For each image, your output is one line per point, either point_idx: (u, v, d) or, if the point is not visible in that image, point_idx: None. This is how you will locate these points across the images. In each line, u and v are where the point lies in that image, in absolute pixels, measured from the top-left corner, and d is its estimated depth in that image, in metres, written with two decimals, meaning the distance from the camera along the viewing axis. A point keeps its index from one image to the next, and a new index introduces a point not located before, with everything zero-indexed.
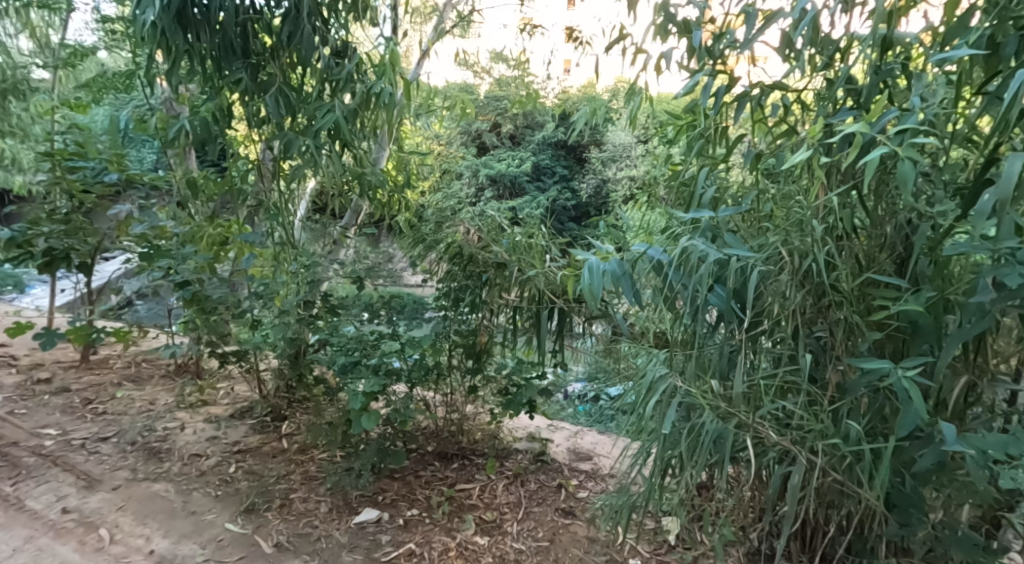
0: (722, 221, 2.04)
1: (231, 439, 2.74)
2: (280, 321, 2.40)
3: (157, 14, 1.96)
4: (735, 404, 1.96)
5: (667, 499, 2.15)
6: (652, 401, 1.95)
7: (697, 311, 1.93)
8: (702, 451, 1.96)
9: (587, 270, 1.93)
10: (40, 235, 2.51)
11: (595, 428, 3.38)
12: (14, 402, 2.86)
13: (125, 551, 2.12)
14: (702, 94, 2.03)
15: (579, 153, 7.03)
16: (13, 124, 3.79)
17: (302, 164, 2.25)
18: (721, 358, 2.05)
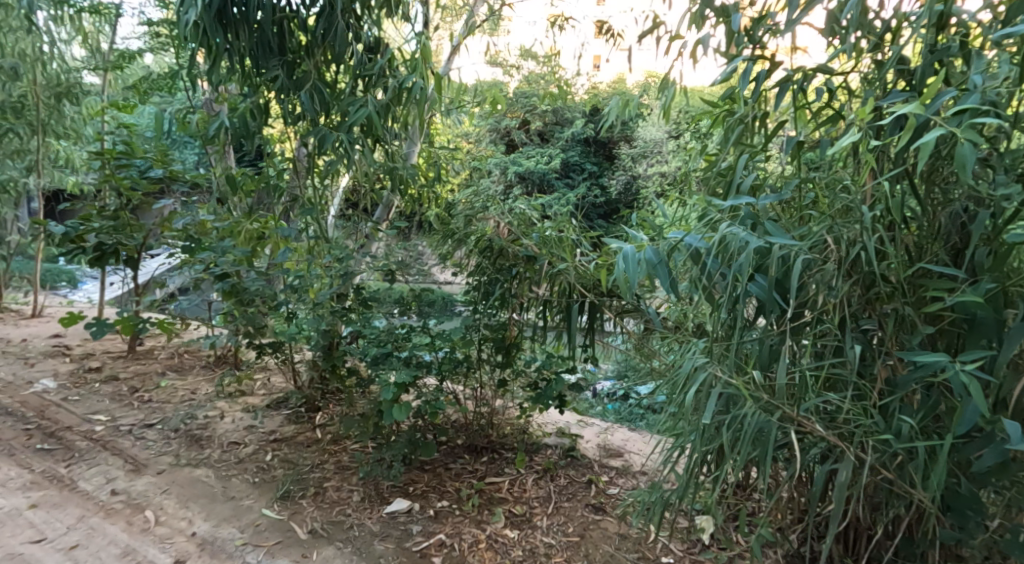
0: (762, 210, 2.02)
1: (268, 428, 2.82)
2: (314, 313, 2.45)
3: (199, 14, 2.03)
4: (779, 397, 1.91)
5: (697, 497, 2.12)
6: (691, 390, 1.92)
7: (737, 301, 1.92)
8: (743, 444, 1.91)
9: (622, 258, 1.98)
10: (91, 230, 2.60)
11: (624, 425, 3.36)
12: (67, 388, 3.02)
13: (169, 533, 2.22)
14: (741, 81, 2.00)
15: (609, 149, 7.03)
16: (67, 126, 4.08)
17: (336, 159, 2.31)
18: (762, 349, 2.01)
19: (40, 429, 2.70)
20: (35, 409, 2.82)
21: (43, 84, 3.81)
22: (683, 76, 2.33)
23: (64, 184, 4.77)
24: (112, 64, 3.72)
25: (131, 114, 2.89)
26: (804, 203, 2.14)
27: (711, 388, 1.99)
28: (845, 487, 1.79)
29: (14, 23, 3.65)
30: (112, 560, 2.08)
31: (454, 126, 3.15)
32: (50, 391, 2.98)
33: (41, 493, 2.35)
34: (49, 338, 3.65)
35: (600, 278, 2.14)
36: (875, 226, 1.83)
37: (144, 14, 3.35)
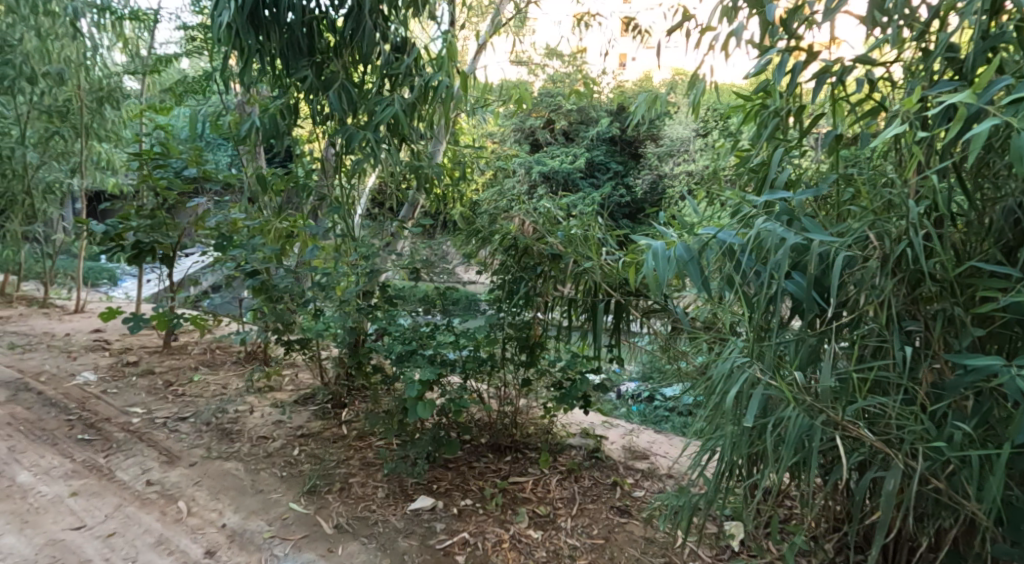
0: (798, 206, 1.97)
1: (295, 424, 2.87)
2: (341, 311, 2.48)
3: (231, 16, 2.07)
4: (822, 400, 1.85)
5: (726, 502, 2.07)
6: (730, 392, 1.86)
7: (775, 299, 1.88)
8: (786, 449, 1.84)
9: (652, 255, 1.98)
10: (129, 229, 2.67)
11: (650, 427, 3.31)
12: (107, 381, 3.13)
13: (200, 524, 2.29)
14: (776, 73, 1.95)
15: (635, 148, 6.98)
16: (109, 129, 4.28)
17: (362, 158, 2.34)
18: (800, 348, 1.95)
19: (81, 419, 2.81)
20: (76, 400, 2.94)
21: (86, 89, 4.01)
22: (714, 71, 2.27)
23: (105, 184, 4.97)
24: (150, 68, 3.86)
25: (165, 116, 2.98)
26: (841, 200, 2.07)
27: (744, 389, 1.94)
28: (893, 496, 1.73)
29: (60, 30, 3.83)
30: (146, 549, 2.15)
31: (478, 125, 3.16)
32: (90, 383, 3.09)
33: (81, 482, 2.44)
34: (90, 333, 3.80)
35: (628, 276, 2.12)
36: (921, 222, 1.76)
37: (180, 19, 3.46)
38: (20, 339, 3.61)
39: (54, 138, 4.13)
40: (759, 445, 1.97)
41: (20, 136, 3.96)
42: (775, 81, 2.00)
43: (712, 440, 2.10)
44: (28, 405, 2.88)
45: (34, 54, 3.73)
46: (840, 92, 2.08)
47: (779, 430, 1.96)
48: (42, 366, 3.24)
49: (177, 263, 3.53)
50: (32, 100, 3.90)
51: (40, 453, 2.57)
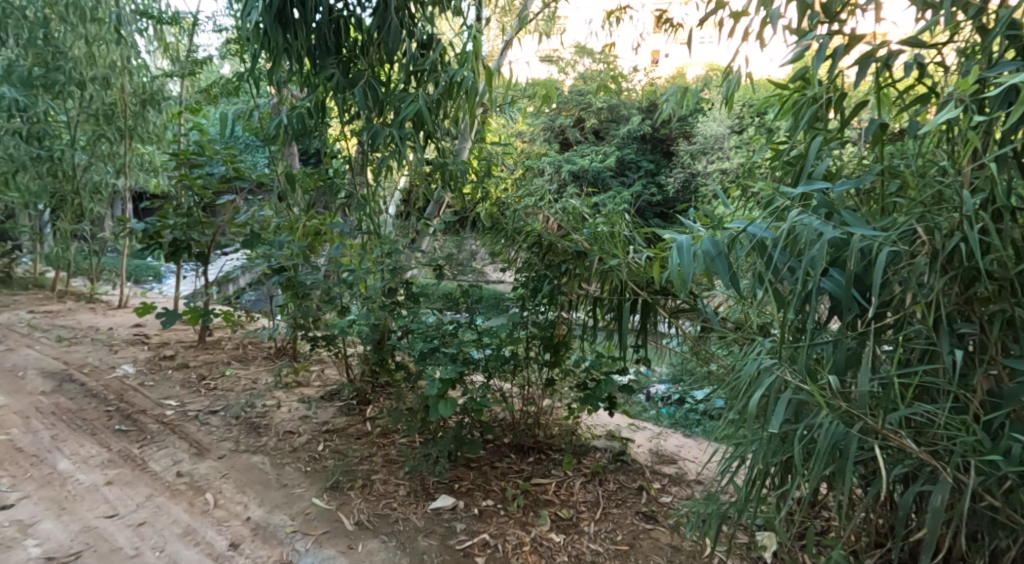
0: (839, 198, 1.88)
1: (321, 419, 2.90)
2: (366, 307, 2.51)
3: (259, 15, 2.16)
4: (859, 406, 1.74)
5: (758, 511, 1.97)
6: (756, 396, 1.78)
7: (811, 298, 1.80)
8: (818, 458, 1.74)
9: (677, 250, 1.90)
10: (166, 227, 2.84)
11: (679, 431, 3.25)
12: (144, 374, 3.25)
13: (226, 516, 2.32)
14: (815, 58, 1.92)
15: (666, 146, 7.01)
16: (152, 131, 4.69)
17: (388, 155, 2.39)
18: (838, 352, 1.85)
19: (119, 410, 2.91)
20: (115, 392, 3.05)
21: (130, 92, 4.41)
22: (750, 62, 2.24)
23: (150, 183, 5.25)
24: (188, 68, 4.15)
25: (203, 117, 3.12)
26: (886, 192, 1.96)
27: (775, 393, 1.85)
28: (941, 513, 1.62)
29: (107, 36, 4.24)
30: (174, 539, 2.19)
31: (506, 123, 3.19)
32: (129, 376, 3.22)
33: (116, 471, 2.51)
34: (132, 328, 3.97)
35: (653, 273, 2.06)
36: (976, 214, 1.66)
37: (216, 22, 3.64)
38: (68, 332, 3.79)
39: (101, 142, 4.50)
40: (792, 452, 1.87)
41: (71, 140, 4.41)
42: (813, 67, 1.97)
43: (741, 446, 2.01)
44: (71, 395, 3.00)
45: (82, 59, 4.16)
46: (886, 78, 2.02)
47: (813, 437, 1.86)
48: (86, 359, 3.40)
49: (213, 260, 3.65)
50: (81, 105, 4.26)
51: (80, 442, 2.66)
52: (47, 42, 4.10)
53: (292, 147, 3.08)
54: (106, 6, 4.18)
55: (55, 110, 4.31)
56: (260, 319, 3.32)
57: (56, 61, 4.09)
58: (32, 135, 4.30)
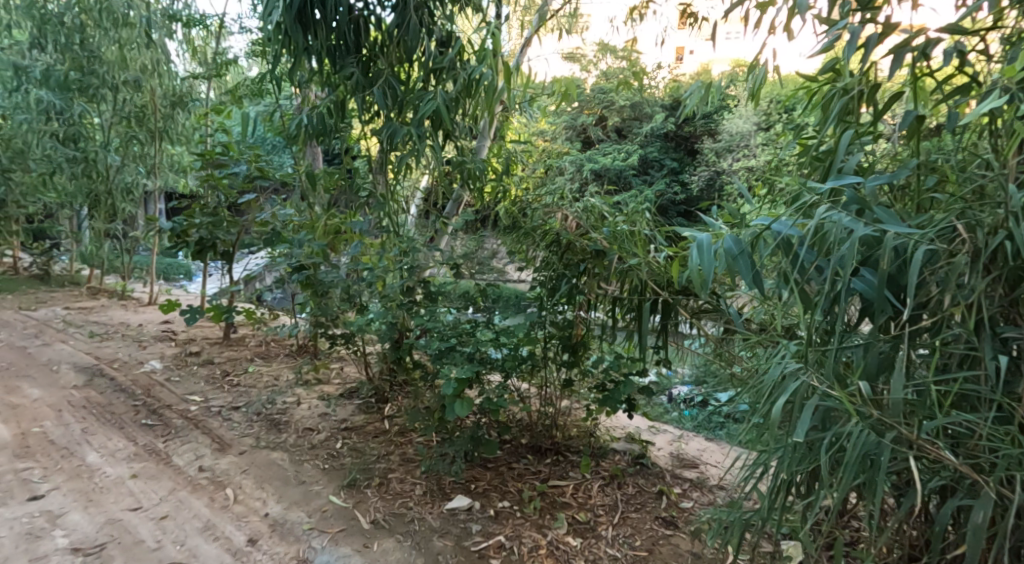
0: (871, 195, 1.78)
1: (340, 417, 2.91)
2: (384, 306, 2.52)
3: (281, 15, 2.24)
4: (893, 415, 1.64)
5: (783, 520, 1.89)
6: (780, 403, 1.68)
7: (840, 298, 1.71)
8: (848, 469, 1.65)
9: (697, 249, 1.83)
10: (193, 226, 3.00)
11: (702, 435, 3.26)
12: (171, 370, 3.34)
13: (245, 511, 2.34)
14: (847, 48, 1.87)
15: (691, 145, 7.03)
16: (182, 132, 4.93)
17: (406, 154, 2.41)
18: (870, 356, 1.75)
19: (146, 405, 2.98)
20: (142, 387, 3.13)
21: (161, 95, 4.61)
22: (777, 55, 2.22)
23: (179, 183, 5.43)
24: (214, 70, 4.31)
25: (230, 118, 3.22)
26: (923, 187, 1.87)
27: (802, 399, 1.76)
28: (983, 530, 1.52)
29: (138, 41, 4.47)
30: (194, 533, 2.21)
31: (527, 122, 3.19)
32: (156, 371, 3.31)
33: (141, 464, 2.56)
34: (160, 325, 4.10)
35: (671, 272, 2.00)
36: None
37: (243, 25, 3.77)
38: (99, 329, 3.95)
39: (133, 143, 4.78)
40: (820, 460, 1.78)
41: (105, 141, 4.68)
42: (844, 58, 1.92)
43: (766, 453, 1.92)
44: (101, 390, 3.10)
45: (115, 63, 4.40)
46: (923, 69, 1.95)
47: (842, 446, 1.77)
48: (117, 354, 3.51)
49: (240, 259, 3.74)
50: (114, 107, 4.55)
51: (108, 436, 2.73)
52: (82, 47, 4.35)
53: (313, 146, 3.17)
54: (137, 10, 4.38)
55: (89, 112, 4.55)
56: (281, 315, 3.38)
57: (90, 65, 4.37)
58: (68, 137, 4.62)
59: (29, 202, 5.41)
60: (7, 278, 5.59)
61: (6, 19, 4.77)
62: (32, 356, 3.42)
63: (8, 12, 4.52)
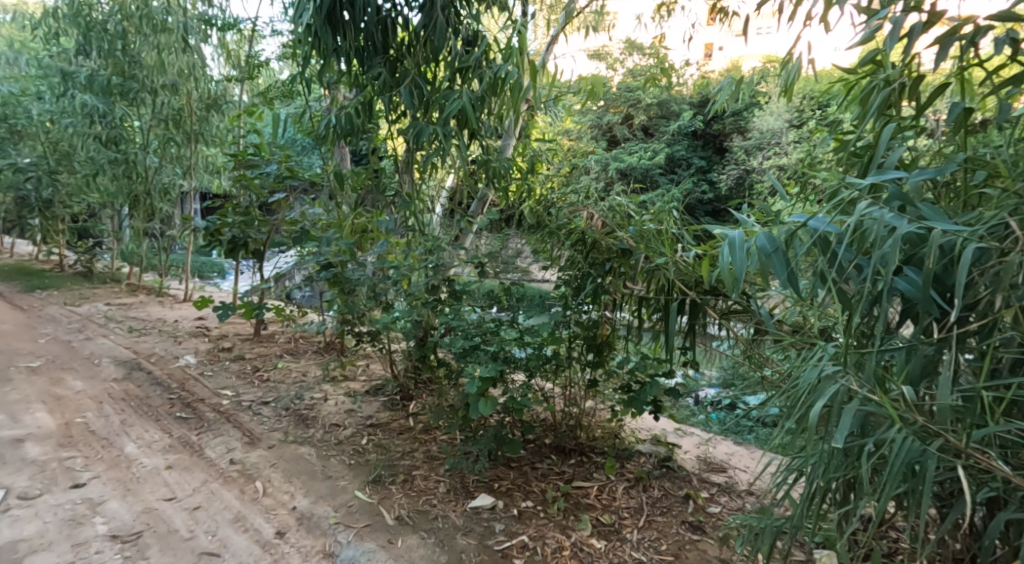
0: (915, 191, 1.71)
1: (366, 413, 2.96)
2: (409, 304, 2.54)
3: (310, 17, 2.28)
4: (940, 421, 1.56)
5: (817, 528, 1.81)
6: (818, 406, 1.61)
7: (882, 298, 1.64)
8: (890, 477, 1.57)
9: (729, 246, 1.78)
10: (226, 225, 3.12)
11: (730, 438, 3.21)
12: (204, 365, 3.44)
13: (273, 505, 2.38)
14: (890, 38, 1.79)
15: (722, 144, 6.95)
16: (217, 134, 5.06)
17: (432, 153, 2.44)
18: (913, 360, 1.67)
19: (180, 399, 3.08)
20: (177, 381, 3.23)
21: (197, 98, 4.76)
22: (812, 48, 2.15)
23: (217, 184, 5.61)
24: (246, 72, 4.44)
25: (260, 120, 3.31)
26: (970, 183, 1.79)
27: (839, 404, 1.69)
28: None
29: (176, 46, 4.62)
30: (225, 524, 2.26)
31: (552, 122, 3.20)
32: (191, 366, 3.42)
33: (176, 456, 2.64)
34: (195, 321, 4.24)
35: (701, 271, 1.94)
36: None
37: (275, 29, 3.87)
38: (138, 324, 4.11)
39: (171, 145, 4.96)
40: (857, 468, 1.70)
41: (143, 143, 4.90)
42: (886, 49, 1.84)
43: (799, 459, 1.85)
44: (139, 383, 3.21)
45: (153, 68, 4.58)
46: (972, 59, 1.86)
47: (883, 454, 1.68)
48: (154, 349, 3.65)
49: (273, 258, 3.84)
50: (152, 111, 4.71)
51: (145, 428, 2.82)
52: (124, 53, 4.59)
53: (339, 147, 3.24)
54: (175, 16, 4.51)
55: (129, 116, 4.75)
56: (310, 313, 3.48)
57: (131, 70, 4.59)
58: (109, 140, 4.77)
59: (73, 202, 5.76)
60: (56, 275, 5.85)
61: (54, 28, 4.99)
62: (75, 350, 3.58)
63: (55, 20, 4.72)
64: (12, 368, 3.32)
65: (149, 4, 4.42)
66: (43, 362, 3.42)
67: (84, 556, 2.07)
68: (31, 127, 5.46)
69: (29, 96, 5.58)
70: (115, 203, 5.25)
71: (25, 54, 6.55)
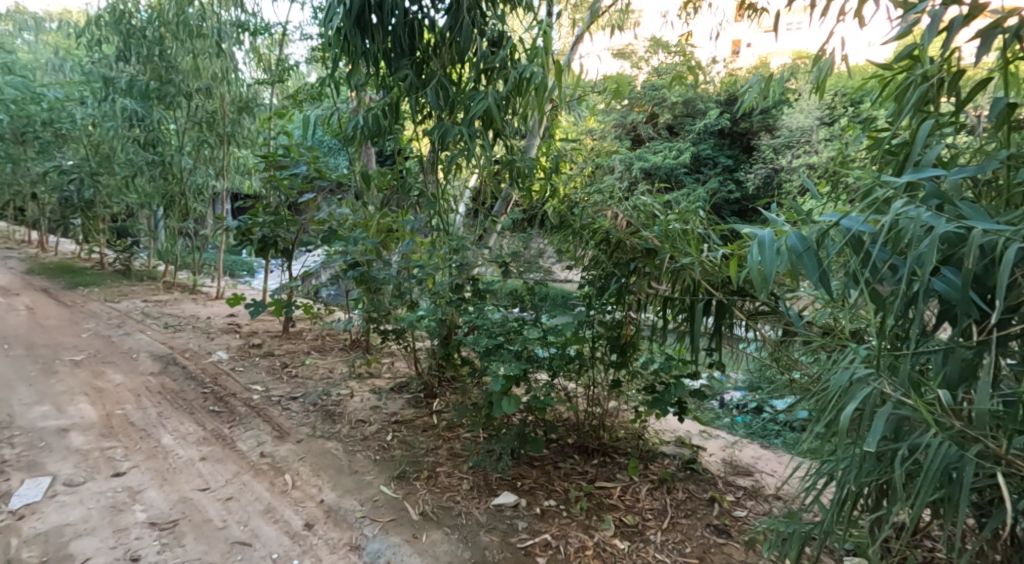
0: (954, 189, 1.65)
1: (390, 410, 3.00)
2: (433, 302, 2.57)
3: (340, 21, 2.32)
4: (978, 427, 1.50)
5: (846, 535, 1.77)
6: (849, 409, 1.57)
7: (918, 300, 1.59)
8: (925, 483, 1.52)
9: (757, 245, 1.73)
10: (257, 225, 3.21)
11: (757, 441, 3.17)
12: (235, 360, 3.55)
13: (302, 497, 2.44)
14: (929, 32, 1.74)
15: (751, 142, 6.84)
16: (249, 136, 5.19)
17: (457, 153, 2.46)
18: (951, 363, 1.62)
19: (213, 393, 3.18)
20: (211, 376, 3.34)
21: (229, 101, 4.89)
22: (846, 44, 2.09)
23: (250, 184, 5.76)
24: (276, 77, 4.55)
25: (290, 122, 3.39)
26: (1014, 182, 1.71)
27: (871, 408, 1.64)
28: None
29: (210, 50, 4.74)
30: (256, 515, 2.33)
31: (575, 122, 3.20)
32: (223, 361, 3.53)
33: (209, 448, 2.73)
34: (226, 318, 4.37)
35: (729, 271, 1.90)
36: None
37: (304, 33, 3.95)
38: (174, 320, 4.25)
39: (204, 147, 5.10)
40: (890, 474, 1.65)
41: (180, 145, 5.06)
42: (925, 43, 1.78)
43: (827, 464, 1.81)
44: (175, 377, 3.33)
45: (189, 73, 4.71)
46: (1016, 52, 1.78)
47: (918, 460, 1.64)
48: (188, 344, 3.77)
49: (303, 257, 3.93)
50: (188, 114, 4.88)
51: (181, 420, 2.92)
52: (161, 58, 4.75)
53: (365, 149, 3.30)
54: (210, 23, 4.64)
55: (167, 119, 4.90)
56: (337, 311, 3.56)
57: (168, 75, 4.73)
58: (147, 142, 4.99)
59: (112, 203, 5.97)
60: (98, 273, 6.09)
61: (97, 35, 5.19)
62: (115, 345, 3.73)
63: (98, 28, 4.90)
64: (58, 361, 3.47)
65: (185, 11, 4.56)
66: (86, 356, 3.57)
67: (124, 542, 2.16)
68: (75, 131, 5.83)
69: (73, 101, 5.82)
70: (153, 203, 5.44)
71: (70, 61, 6.84)
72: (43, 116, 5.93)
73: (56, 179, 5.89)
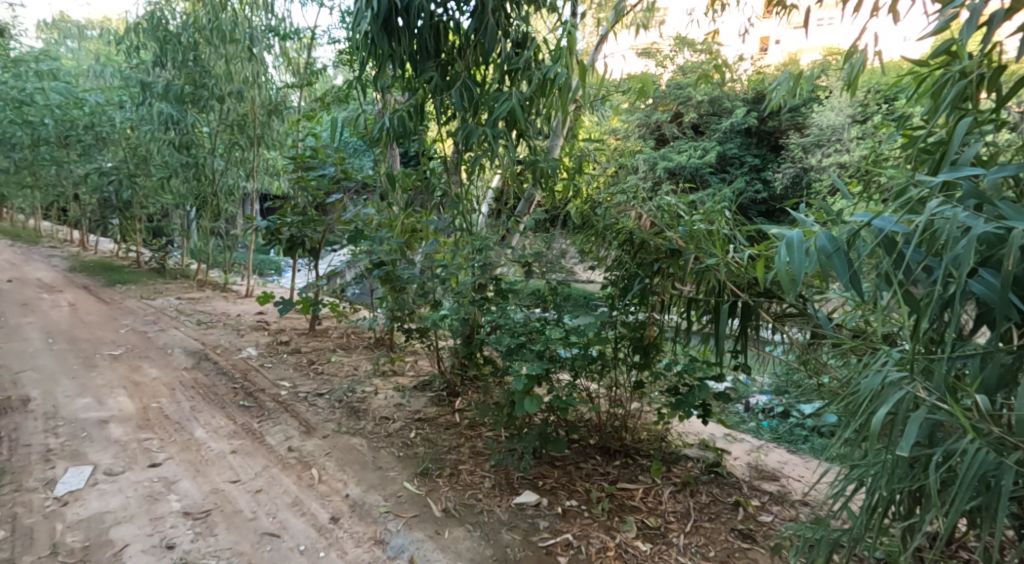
0: (993, 188, 1.58)
1: (414, 408, 3.04)
2: (456, 302, 2.59)
3: (367, 24, 2.35)
4: (1019, 433, 1.44)
5: (875, 543, 1.72)
6: (881, 413, 1.52)
7: (953, 301, 1.53)
8: (962, 491, 1.47)
9: (785, 246, 1.69)
10: (285, 225, 3.29)
11: (783, 446, 3.11)
12: (264, 357, 3.64)
13: (328, 491, 2.49)
14: (968, 26, 1.67)
15: (781, 141, 6.71)
16: (277, 139, 5.31)
17: (481, 154, 2.48)
18: (990, 368, 1.55)
19: (243, 388, 3.26)
20: (241, 371, 3.43)
21: (260, 104, 5.00)
22: (879, 40, 2.04)
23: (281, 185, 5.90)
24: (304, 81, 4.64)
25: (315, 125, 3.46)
26: None
27: (903, 413, 1.59)
28: None
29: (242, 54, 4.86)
30: (284, 507, 2.39)
31: (598, 122, 3.19)
32: (252, 357, 3.62)
33: (240, 441, 2.81)
34: (255, 316, 4.49)
35: (757, 271, 1.86)
36: None
37: (332, 37, 4.01)
38: (206, 318, 4.38)
39: (236, 150, 5.22)
40: (922, 482, 1.60)
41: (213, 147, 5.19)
42: (964, 37, 1.71)
43: (855, 470, 1.76)
44: (207, 372, 3.43)
45: (222, 77, 4.84)
46: None
47: (953, 467, 1.58)
48: (219, 341, 3.88)
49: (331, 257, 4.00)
50: (220, 117, 5.00)
51: (212, 414, 3.01)
52: (196, 63, 4.88)
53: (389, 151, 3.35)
54: (241, 28, 4.76)
55: (201, 122, 5.04)
56: (361, 310, 3.62)
57: (202, 79, 4.87)
58: (183, 144, 5.14)
59: (150, 203, 6.17)
60: (137, 271, 6.30)
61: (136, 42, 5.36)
62: (151, 340, 3.87)
63: (137, 34, 5.06)
64: (98, 356, 3.61)
65: (218, 17, 4.69)
66: (124, 351, 3.71)
67: (160, 530, 2.23)
68: (115, 135, 6.04)
69: (113, 106, 6.05)
70: (188, 203, 5.61)
71: (109, 68, 7.10)
72: (86, 120, 6.13)
73: (97, 180, 6.12)
